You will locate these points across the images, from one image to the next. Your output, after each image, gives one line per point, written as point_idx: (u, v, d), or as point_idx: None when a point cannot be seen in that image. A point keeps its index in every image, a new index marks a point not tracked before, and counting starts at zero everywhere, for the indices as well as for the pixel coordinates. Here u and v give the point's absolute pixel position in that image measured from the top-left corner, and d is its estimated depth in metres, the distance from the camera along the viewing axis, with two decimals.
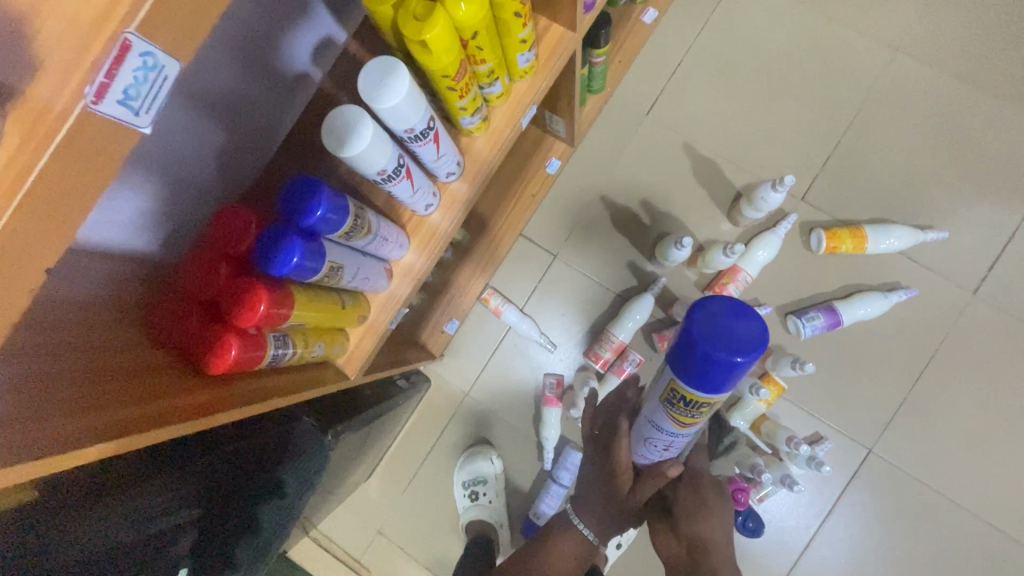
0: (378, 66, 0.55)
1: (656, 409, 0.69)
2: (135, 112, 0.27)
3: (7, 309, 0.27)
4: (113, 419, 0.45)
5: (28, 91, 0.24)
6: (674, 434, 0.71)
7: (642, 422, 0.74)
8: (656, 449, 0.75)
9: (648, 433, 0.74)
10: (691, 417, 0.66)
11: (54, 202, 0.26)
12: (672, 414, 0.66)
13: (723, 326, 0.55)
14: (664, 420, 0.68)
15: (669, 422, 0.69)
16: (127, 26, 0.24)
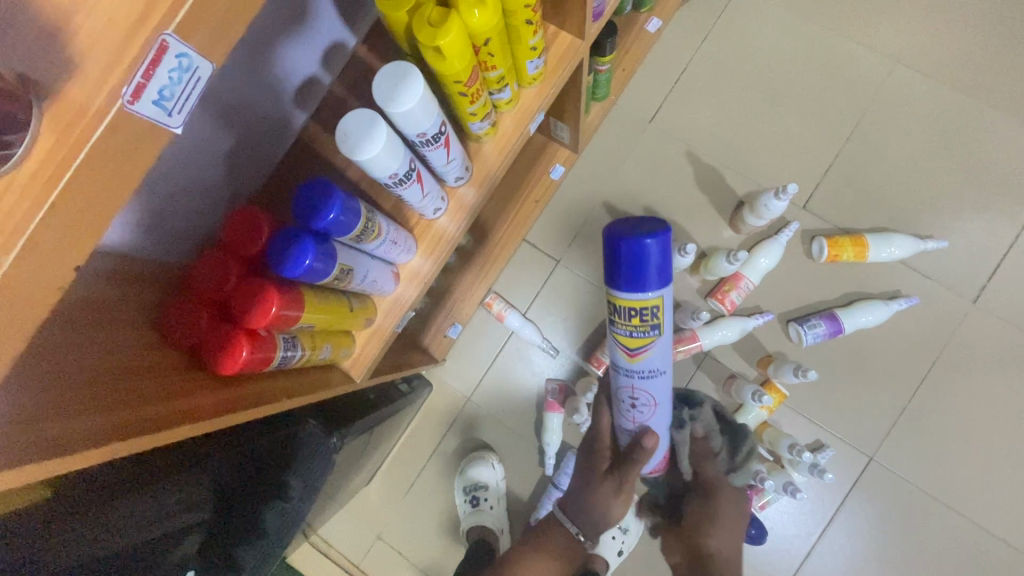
0: (393, 71, 0.56)
1: (611, 345, 0.91)
2: (169, 112, 0.28)
3: (36, 305, 0.27)
4: (120, 421, 0.44)
5: (64, 91, 0.24)
6: (633, 375, 0.91)
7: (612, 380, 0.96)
8: (627, 404, 0.95)
9: (618, 383, 0.94)
10: (633, 339, 0.87)
11: (90, 199, 0.26)
12: (620, 338, 0.88)
13: (632, 229, 0.80)
14: (617, 349, 0.90)
15: (621, 352, 0.90)
16: (166, 27, 0.25)
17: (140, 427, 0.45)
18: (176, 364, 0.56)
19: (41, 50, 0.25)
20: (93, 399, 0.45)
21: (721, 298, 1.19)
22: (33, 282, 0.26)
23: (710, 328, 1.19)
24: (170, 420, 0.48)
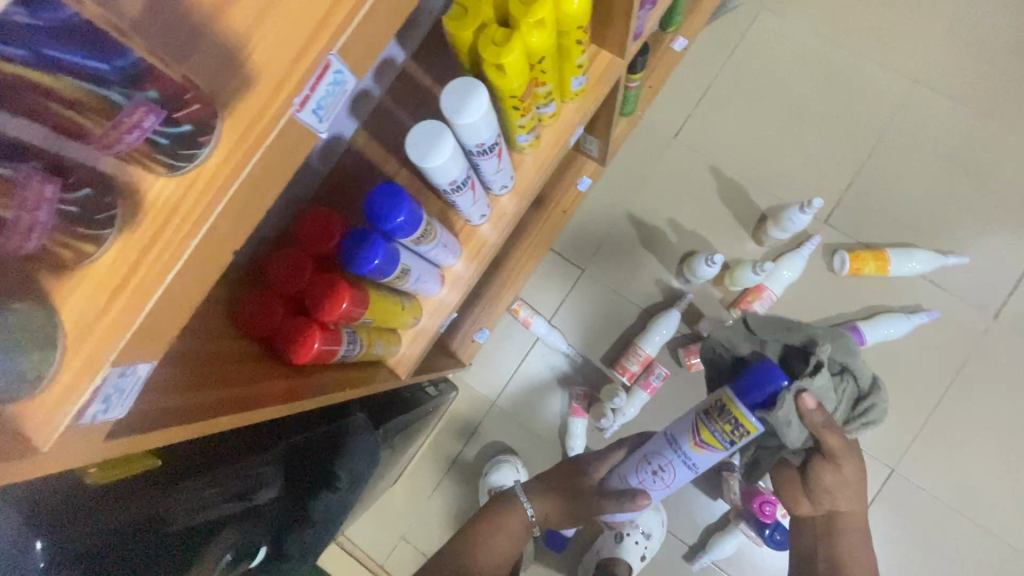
0: (460, 86, 0.61)
1: (679, 425, 0.77)
2: (320, 120, 0.33)
3: (201, 281, 0.32)
4: (203, 400, 0.47)
5: (244, 102, 0.29)
6: (685, 455, 0.77)
7: (658, 440, 0.81)
8: (649, 471, 0.81)
9: (657, 448, 0.80)
10: (712, 438, 0.73)
11: (255, 192, 0.31)
12: (698, 428, 0.74)
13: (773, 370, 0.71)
14: (683, 434, 0.76)
15: (687, 440, 0.76)
16: (331, 49, 0.30)
17: (221, 408, 0.47)
18: (243, 354, 0.59)
19: (224, 66, 0.29)
20: (178, 377, 0.48)
21: (745, 307, 1.22)
22: (204, 263, 0.31)
23: None
24: (243, 404, 0.50)
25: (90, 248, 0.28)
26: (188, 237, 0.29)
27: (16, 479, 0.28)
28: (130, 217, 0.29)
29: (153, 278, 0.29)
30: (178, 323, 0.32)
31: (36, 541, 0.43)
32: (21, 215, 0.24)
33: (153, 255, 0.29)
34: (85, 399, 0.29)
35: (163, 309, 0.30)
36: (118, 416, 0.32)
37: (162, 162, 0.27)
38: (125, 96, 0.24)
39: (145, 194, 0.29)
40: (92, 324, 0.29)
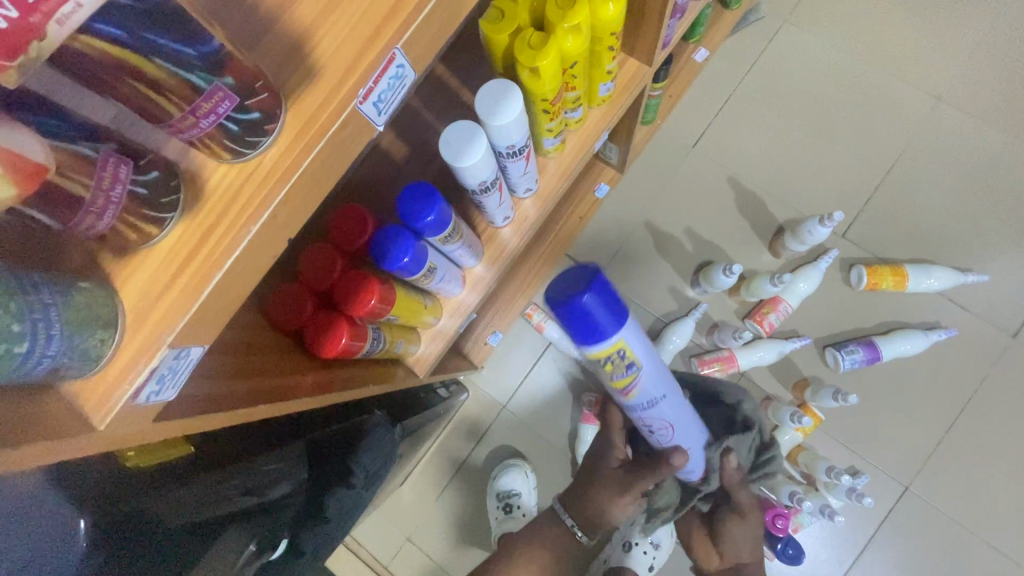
0: (495, 88, 0.61)
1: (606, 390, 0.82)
2: (379, 114, 0.33)
3: (257, 269, 0.32)
4: (238, 389, 0.47)
5: (310, 91, 0.30)
6: (635, 406, 0.81)
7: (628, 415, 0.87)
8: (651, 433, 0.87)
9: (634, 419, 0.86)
10: (618, 376, 0.75)
11: (312, 183, 0.32)
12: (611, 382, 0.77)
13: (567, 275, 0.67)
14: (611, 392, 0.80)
15: (618, 395, 0.80)
16: (396, 43, 0.31)
17: (255, 398, 0.48)
18: (273, 346, 0.59)
19: (291, 58, 0.30)
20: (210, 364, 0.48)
21: (760, 319, 1.21)
22: (261, 252, 0.31)
23: (747, 350, 1.21)
24: (270, 394, 0.50)
25: (153, 231, 0.28)
26: (249, 222, 0.30)
27: (75, 455, 0.28)
28: (192, 202, 0.29)
29: (213, 264, 0.29)
30: (232, 309, 0.32)
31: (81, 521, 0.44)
32: (96, 194, 0.25)
33: (213, 242, 0.29)
34: (141, 380, 0.29)
35: (221, 294, 0.30)
36: (169, 399, 0.32)
37: (228, 148, 0.28)
38: (204, 81, 0.24)
39: (207, 181, 0.29)
40: (151, 307, 0.29)
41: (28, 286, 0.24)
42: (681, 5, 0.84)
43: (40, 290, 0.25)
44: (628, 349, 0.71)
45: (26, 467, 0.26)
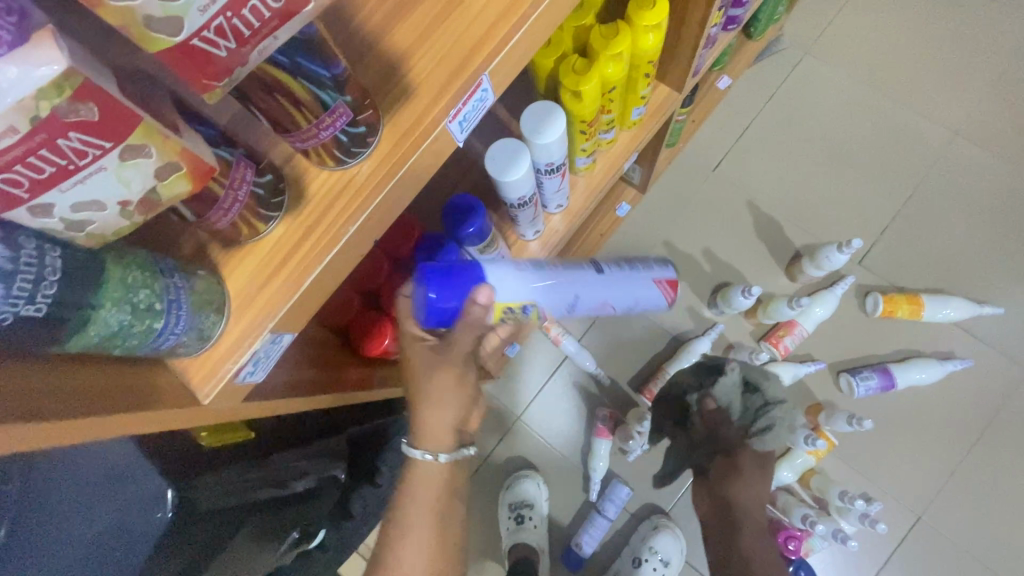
0: (539, 110, 0.65)
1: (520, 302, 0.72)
2: (461, 131, 0.37)
3: (346, 266, 0.35)
4: (301, 377, 0.50)
5: (406, 109, 0.33)
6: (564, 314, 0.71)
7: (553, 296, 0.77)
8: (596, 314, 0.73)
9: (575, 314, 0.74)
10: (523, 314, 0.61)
11: (401, 192, 0.35)
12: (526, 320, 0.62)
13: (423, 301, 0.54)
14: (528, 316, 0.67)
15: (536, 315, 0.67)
16: (484, 69, 0.34)
17: (316, 388, 0.50)
18: (322, 342, 0.62)
19: (390, 80, 0.34)
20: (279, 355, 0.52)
21: (776, 341, 1.23)
22: (352, 253, 0.35)
23: None
24: (327, 385, 0.53)
25: (261, 226, 0.32)
26: (347, 222, 0.33)
27: (180, 424, 0.31)
28: (295, 202, 0.33)
29: (314, 258, 0.33)
30: (319, 303, 0.35)
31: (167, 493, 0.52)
32: (228, 193, 0.28)
33: (314, 239, 0.33)
34: (244, 360, 0.32)
35: (318, 286, 0.34)
36: (258, 381, 0.35)
37: (335, 156, 0.31)
38: (332, 98, 0.27)
39: (310, 184, 0.33)
40: (255, 294, 0.32)
41: (164, 270, 0.28)
42: (712, 37, 0.88)
43: (173, 272, 0.28)
44: (507, 301, 0.58)
45: (143, 430, 0.29)
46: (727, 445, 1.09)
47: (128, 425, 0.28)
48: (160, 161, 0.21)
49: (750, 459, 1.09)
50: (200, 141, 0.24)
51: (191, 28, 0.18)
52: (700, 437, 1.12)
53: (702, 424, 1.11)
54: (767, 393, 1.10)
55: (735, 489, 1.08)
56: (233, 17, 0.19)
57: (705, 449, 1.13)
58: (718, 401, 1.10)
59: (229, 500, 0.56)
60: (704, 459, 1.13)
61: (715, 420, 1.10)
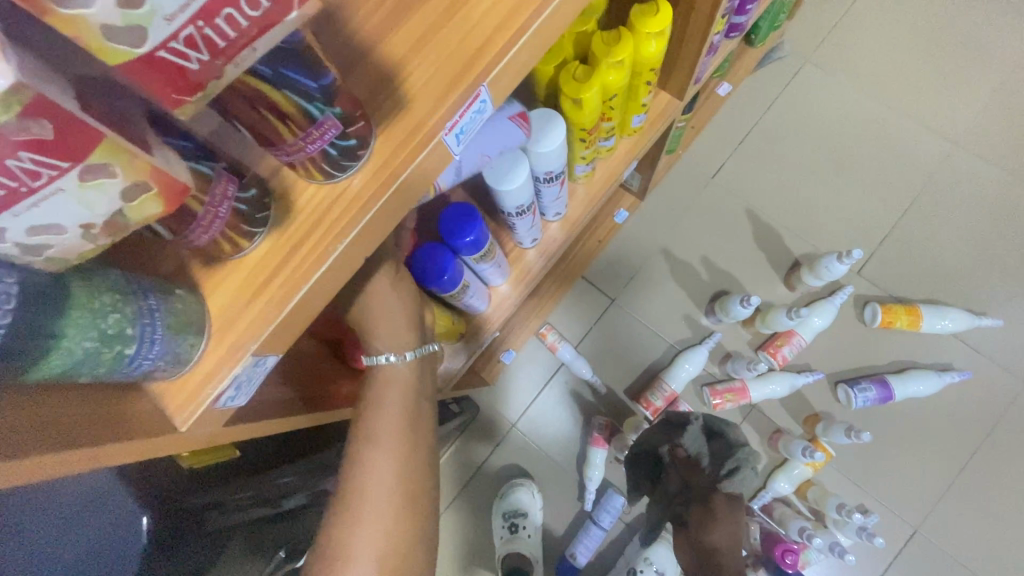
0: (539, 118, 0.64)
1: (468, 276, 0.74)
2: (457, 144, 0.35)
3: (335, 284, 0.33)
4: (289, 396, 0.48)
5: (399, 122, 0.32)
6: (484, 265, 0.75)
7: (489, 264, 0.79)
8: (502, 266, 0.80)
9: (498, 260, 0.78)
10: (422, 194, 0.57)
11: (393, 207, 0.33)
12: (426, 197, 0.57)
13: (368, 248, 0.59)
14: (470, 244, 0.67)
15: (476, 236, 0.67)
16: (483, 80, 0.33)
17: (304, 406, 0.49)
18: (313, 354, 0.60)
19: (384, 90, 0.32)
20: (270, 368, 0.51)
21: (774, 351, 1.22)
22: (340, 272, 0.33)
23: (761, 382, 1.21)
24: (316, 404, 0.51)
25: (245, 243, 0.30)
26: (335, 241, 0.31)
27: (155, 452, 0.29)
28: (281, 217, 0.31)
29: (299, 277, 0.31)
30: (306, 322, 0.33)
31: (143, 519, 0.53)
32: (208, 209, 0.26)
33: (301, 256, 0.31)
34: (224, 385, 0.30)
35: (306, 305, 0.32)
36: (240, 405, 0.33)
37: (323, 170, 0.30)
38: (319, 110, 0.26)
39: (298, 199, 0.31)
40: (238, 315, 0.31)
41: (137, 291, 0.26)
42: (715, 44, 0.87)
43: (148, 295, 0.26)
44: None
45: (111, 462, 0.27)
46: (703, 493, 0.96)
47: (96, 458, 0.26)
48: (127, 181, 0.20)
49: (725, 505, 0.94)
50: (173, 156, 0.22)
51: (156, 40, 0.16)
52: (675, 488, 1.01)
53: (675, 476, 1.01)
54: (736, 440, 1.02)
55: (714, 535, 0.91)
56: (205, 26, 0.17)
57: (683, 501, 0.99)
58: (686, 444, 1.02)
59: (230, 517, 0.56)
60: (682, 510, 0.99)
61: (686, 472, 1.00)
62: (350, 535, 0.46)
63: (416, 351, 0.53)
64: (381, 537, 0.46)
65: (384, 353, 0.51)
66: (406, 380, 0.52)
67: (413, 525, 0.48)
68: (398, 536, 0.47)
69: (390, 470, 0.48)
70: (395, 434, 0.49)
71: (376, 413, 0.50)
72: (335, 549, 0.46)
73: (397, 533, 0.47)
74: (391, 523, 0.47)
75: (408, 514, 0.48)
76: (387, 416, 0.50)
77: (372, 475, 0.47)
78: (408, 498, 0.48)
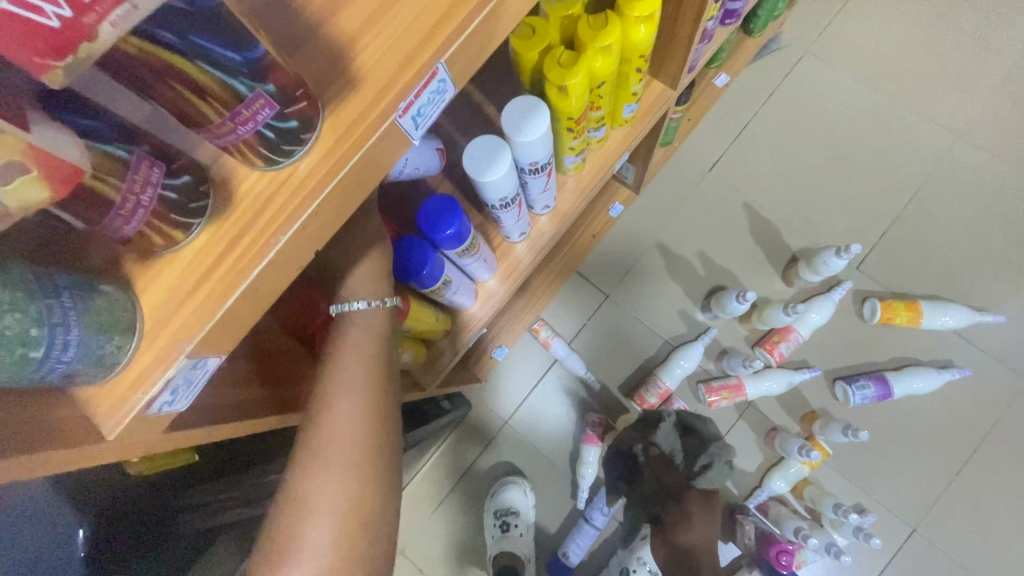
0: (522, 105, 0.61)
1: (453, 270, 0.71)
2: (416, 128, 0.33)
3: (280, 280, 0.31)
4: (254, 396, 0.46)
5: (346, 102, 0.29)
6: (469, 260, 0.73)
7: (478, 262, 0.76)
8: (486, 262, 0.77)
9: (483, 254, 0.75)
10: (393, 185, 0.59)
11: (345, 195, 0.31)
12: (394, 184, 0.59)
13: None
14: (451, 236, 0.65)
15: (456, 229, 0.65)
16: (439, 57, 0.30)
17: (266, 407, 0.46)
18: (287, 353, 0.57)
19: (332, 67, 0.29)
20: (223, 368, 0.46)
21: (771, 348, 1.19)
22: (286, 265, 0.30)
23: (757, 378, 1.19)
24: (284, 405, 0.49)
25: (179, 235, 0.28)
26: (278, 232, 0.29)
27: (78, 464, 0.27)
28: (220, 206, 0.29)
29: (240, 271, 0.28)
30: (250, 320, 0.31)
31: (80, 530, 0.50)
32: (127, 197, 0.24)
33: (242, 248, 0.29)
34: (156, 389, 0.28)
35: (247, 302, 0.29)
36: (182, 409, 0.31)
37: (262, 155, 0.27)
38: (248, 88, 0.23)
39: (239, 187, 0.29)
40: (173, 313, 0.28)
41: (49, 289, 0.24)
42: (709, 31, 0.84)
43: (63, 292, 0.24)
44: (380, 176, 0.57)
45: (28, 474, 0.25)
46: (672, 492, 1.07)
47: (9, 472, 0.24)
48: None
49: (700, 503, 1.05)
50: (54, 133, 0.20)
51: None
52: (651, 487, 1.08)
53: (649, 475, 1.09)
54: (702, 436, 1.11)
55: (690, 534, 1.02)
56: None
57: (658, 499, 1.08)
58: (660, 443, 1.09)
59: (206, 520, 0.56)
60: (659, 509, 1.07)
61: (660, 468, 1.08)
62: (311, 480, 0.43)
63: (387, 301, 0.51)
64: (345, 484, 0.43)
65: (364, 298, 0.49)
66: (379, 328, 0.49)
67: (383, 475, 0.45)
68: (363, 484, 0.44)
69: (357, 414, 0.44)
70: (365, 379, 0.46)
71: (347, 358, 0.46)
72: (298, 494, 0.42)
73: (362, 480, 0.43)
74: (356, 471, 0.43)
75: (376, 461, 0.45)
76: (358, 361, 0.46)
77: (337, 418, 0.44)
78: (372, 445, 0.44)
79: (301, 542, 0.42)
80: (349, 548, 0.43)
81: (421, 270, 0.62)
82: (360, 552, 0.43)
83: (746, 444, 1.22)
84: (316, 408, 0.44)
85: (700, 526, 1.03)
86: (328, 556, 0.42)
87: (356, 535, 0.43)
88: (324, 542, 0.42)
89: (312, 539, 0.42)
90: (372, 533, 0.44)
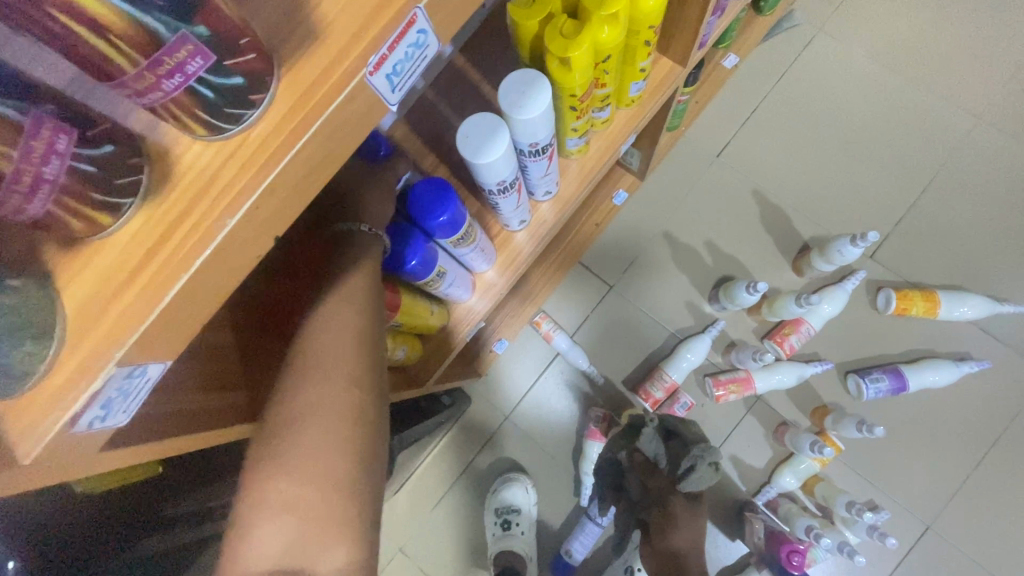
0: (520, 78, 0.56)
1: (450, 262, 0.66)
2: (393, 90, 0.28)
3: (231, 277, 0.26)
4: (221, 404, 0.43)
5: (305, 55, 0.24)
6: (467, 249, 0.67)
7: (478, 252, 0.71)
8: (485, 252, 0.72)
9: (483, 242, 0.70)
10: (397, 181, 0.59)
11: (309, 169, 0.26)
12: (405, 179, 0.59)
13: None
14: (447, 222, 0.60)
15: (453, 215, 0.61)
16: (417, 2, 0.25)
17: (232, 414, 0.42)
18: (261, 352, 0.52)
19: (289, 16, 0.25)
20: (171, 376, 0.42)
21: (781, 341, 1.14)
22: (239, 255, 0.26)
23: (767, 372, 1.14)
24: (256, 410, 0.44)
25: (106, 220, 0.23)
26: (223, 215, 0.24)
27: None
28: (156, 185, 0.24)
29: (178, 263, 0.24)
30: (198, 321, 0.26)
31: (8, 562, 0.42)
32: (23, 168, 0.19)
33: (182, 233, 0.24)
34: (80, 406, 0.23)
35: (190, 302, 0.25)
36: (119, 425, 0.27)
37: (203, 122, 0.23)
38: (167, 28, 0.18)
39: (178, 161, 0.24)
40: (98, 317, 0.24)
41: None
42: (721, 3, 0.78)
43: None
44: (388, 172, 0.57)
45: None
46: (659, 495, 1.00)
47: None
48: None
49: (685, 507, 1.00)
50: None
51: None
52: (637, 493, 1.03)
53: (634, 482, 1.03)
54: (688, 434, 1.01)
55: (675, 538, 0.98)
56: None
57: (644, 506, 1.03)
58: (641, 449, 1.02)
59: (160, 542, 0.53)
60: (645, 515, 1.03)
61: (645, 474, 1.02)
62: (306, 387, 0.41)
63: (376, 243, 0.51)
64: (340, 392, 0.41)
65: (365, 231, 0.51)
66: (373, 256, 0.50)
67: (379, 388, 0.43)
68: (362, 393, 0.42)
69: (352, 332, 0.44)
70: (361, 293, 0.46)
71: (345, 274, 0.47)
72: (287, 406, 0.40)
73: (358, 394, 0.41)
74: (350, 376, 0.42)
75: (371, 368, 0.43)
76: (354, 281, 0.47)
77: (332, 326, 0.43)
78: (368, 351, 0.44)
79: (295, 456, 0.38)
80: (348, 458, 0.39)
81: (411, 261, 0.58)
82: (360, 467, 0.40)
83: (755, 439, 1.18)
84: (313, 321, 0.44)
85: (680, 532, 0.97)
86: (325, 467, 0.38)
87: (346, 442, 0.40)
88: (321, 449, 0.39)
89: (307, 450, 0.39)
90: (371, 456, 0.41)
